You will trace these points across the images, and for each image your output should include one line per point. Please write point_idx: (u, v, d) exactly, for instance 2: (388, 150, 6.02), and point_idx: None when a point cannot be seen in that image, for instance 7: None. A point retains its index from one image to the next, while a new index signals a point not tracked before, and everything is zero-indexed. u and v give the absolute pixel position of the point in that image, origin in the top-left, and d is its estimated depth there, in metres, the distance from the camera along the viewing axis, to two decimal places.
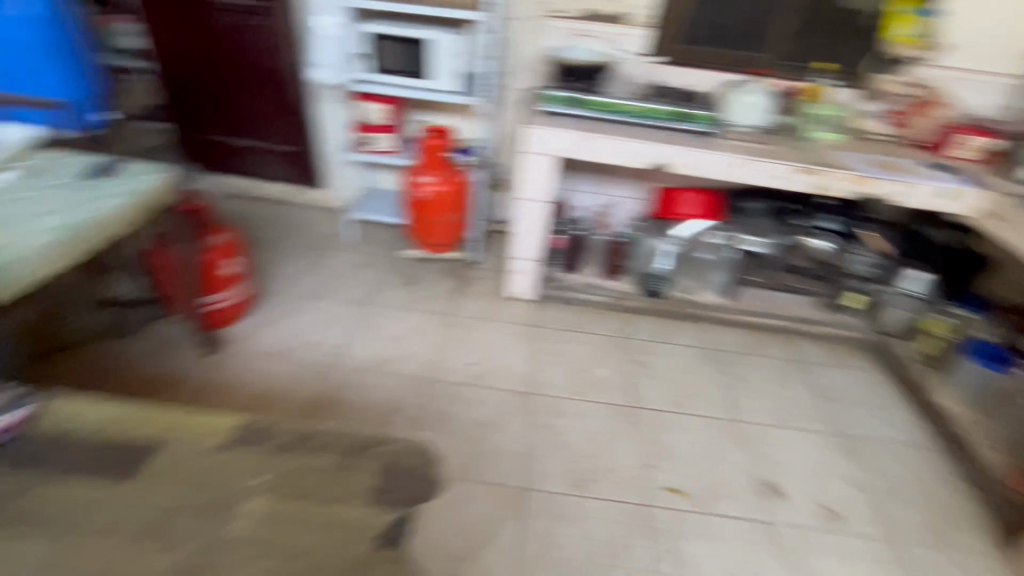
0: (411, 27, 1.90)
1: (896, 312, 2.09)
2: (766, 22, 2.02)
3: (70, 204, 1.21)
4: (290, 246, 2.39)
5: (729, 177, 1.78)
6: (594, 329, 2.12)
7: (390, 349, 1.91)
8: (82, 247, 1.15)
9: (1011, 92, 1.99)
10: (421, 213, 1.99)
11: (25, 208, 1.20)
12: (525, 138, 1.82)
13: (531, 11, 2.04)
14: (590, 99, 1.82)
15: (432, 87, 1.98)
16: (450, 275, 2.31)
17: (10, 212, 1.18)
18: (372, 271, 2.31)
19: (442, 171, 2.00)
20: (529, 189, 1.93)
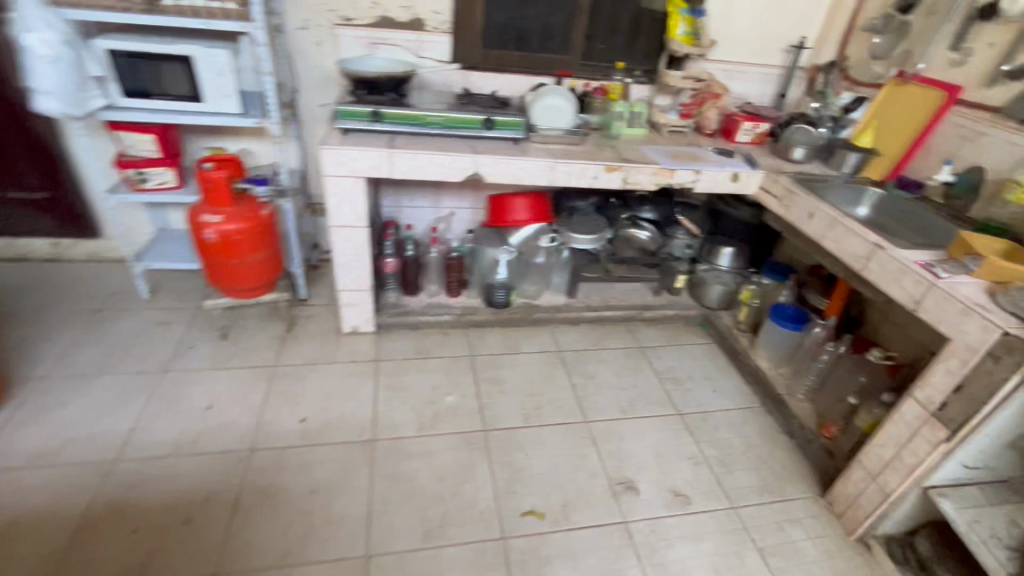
0: (167, 42, 1.60)
1: (717, 287, 2.26)
2: (561, 25, 2.06)
3: None
4: (59, 315, 1.94)
5: (544, 182, 1.78)
6: (440, 353, 2.01)
7: (199, 423, 1.61)
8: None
9: (772, 81, 2.26)
10: (217, 255, 1.69)
11: None
12: (323, 160, 1.61)
13: (317, 19, 1.86)
14: (389, 112, 1.69)
15: (210, 109, 1.71)
16: (274, 319, 2.05)
17: None
18: (176, 329, 1.96)
19: (232, 208, 1.67)
20: (338, 215, 1.73)
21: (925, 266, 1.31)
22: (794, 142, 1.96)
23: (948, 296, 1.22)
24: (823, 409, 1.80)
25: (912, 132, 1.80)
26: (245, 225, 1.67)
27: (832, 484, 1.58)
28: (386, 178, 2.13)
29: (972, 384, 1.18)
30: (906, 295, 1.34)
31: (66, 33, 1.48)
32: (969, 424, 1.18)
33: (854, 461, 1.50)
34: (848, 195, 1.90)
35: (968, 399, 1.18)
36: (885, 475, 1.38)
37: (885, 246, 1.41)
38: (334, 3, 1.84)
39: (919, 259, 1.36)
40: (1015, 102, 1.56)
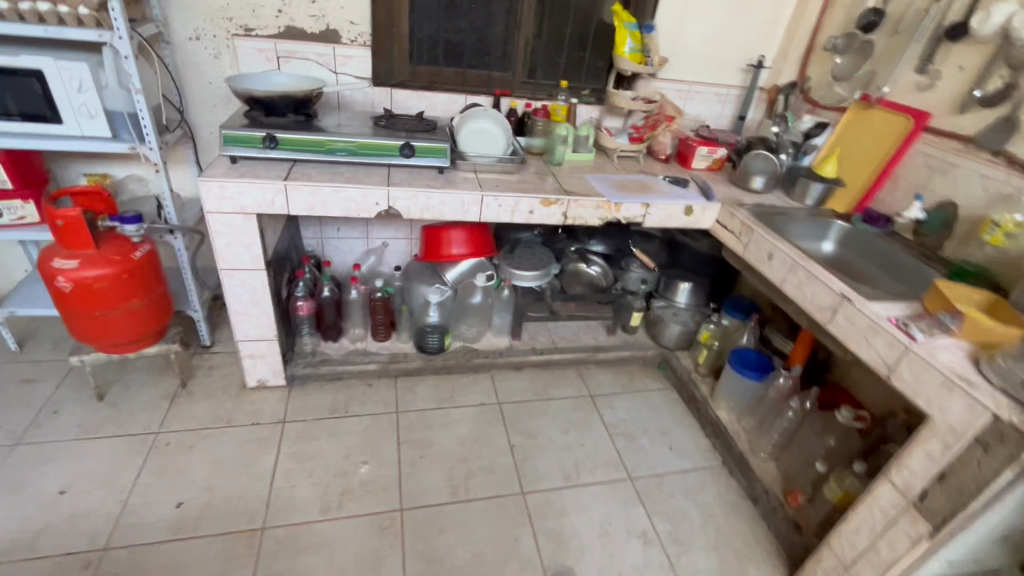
0: (10, 53, 1.32)
1: (675, 326, 2.05)
2: (498, 38, 1.86)
3: None
4: None
5: (473, 217, 1.55)
6: (360, 410, 1.74)
7: (45, 514, 1.31)
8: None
9: (730, 102, 2.09)
10: (78, 307, 1.41)
11: None
12: (201, 193, 1.35)
13: (210, 28, 1.60)
14: (287, 137, 1.43)
15: (71, 132, 1.43)
16: (167, 373, 1.76)
17: None
18: (42, 388, 1.65)
19: (93, 250, 1.39)
20: (227, 257, 1.47)
21: (900, 324, 1.12)
22: (754, 170, 1.79)
23: (926, 364, 1.03)
24: (790, 471, 1.60)
25: (880, 161, 1.64)
26: (110, 271, 1.40)
27: (800, 567, 1.38)
28: (294, 218, 1.87)
29: (956, 473, 0.98)
30: (877, 358, 1.14)
31: None
32: (955, 522, 0.98)
33: (823, 544, 1.29)
34: (813, 229, 1.71)
35: (952, 491, 0.98)
36: (859, 568, 1.18)
37: (853, 297, 1.22)
38: (230, 10, 1.59)
39: (890, 313, 1.17)
40: (987, 132, 1.40)
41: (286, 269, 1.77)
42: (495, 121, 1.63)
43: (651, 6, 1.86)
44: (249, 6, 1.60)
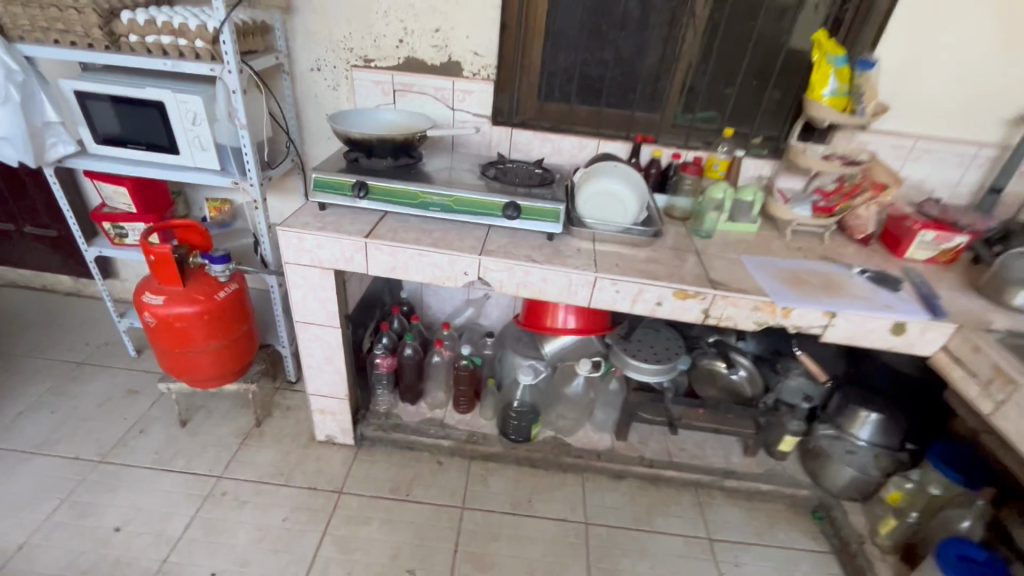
0: (139, 85, 1.32)
1: (846, 469, 1.48)
2: (648, 72, 1.50)
3: None
4: (39, 364, 1.77)
5: (581, 301, 1.22)
6: (423, 495, 1.50)
7: (94, 553, 1.28)
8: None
9: (978, 166, 1.46)
10: (164, 342, 1.38)
11: None
12: (281, 242, 1.22)
13: (331, 58, 1.50)
14: (378, 184, 1.25)
15: (185, 163, 1.41)
16: (247, 408, 1.70)
17: None
18: (141, 401, 1.68)
19: (180, 287, 1.34)
20: (303, 310, 1.33)
21: None
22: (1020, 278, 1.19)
23: None
24: None
25: None
26: (192, 311, 1.34)
27: None
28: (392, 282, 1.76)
29: None
30: None
31: (13, 69, 1.24)
32: None
33: None
34: None
35: None
36: None
37: None
38: (352, 40, 1.47)
39: None
40: None
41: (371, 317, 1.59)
42: (627, 178, 1.29)
43: (869, 34, 1.35)
44: (371, 36, 1.47)
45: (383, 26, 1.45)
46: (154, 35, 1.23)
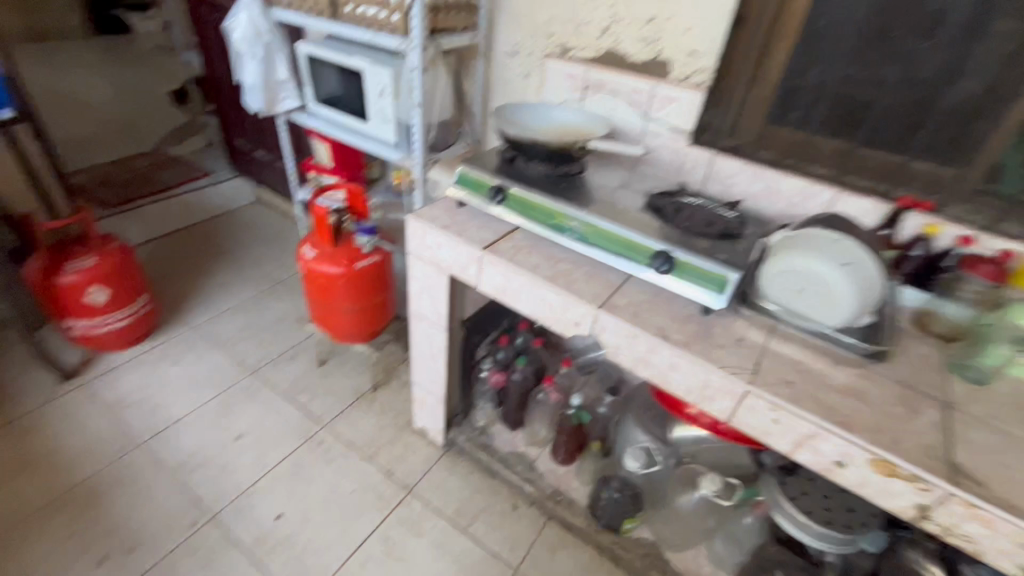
0: (350, 53, 1.39)
1: None
2: (957, 105, 0.97)
3: None
4: (256, 273, 2.16)
5: (715, 410, 0.87)
6: (482, 534, 1.35)
7: (215, 449, 1.49)
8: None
9: None
10: (311, 293, 1.50)
11: None
12: (408, 232, 1.17)
13: (530, 43, 1.37)
14: (517, 193, 1.08)
15: (370, 132, 1.46)
16: (373, 369, 1.78)
17: None
18: (303, 330, 1.91)
19: (331, 248, 1.42)
20: (418, 303, 1.28)
21: None
22: None
23: None
24: None
25: None
26: (332, 272, 1.41)
27: None
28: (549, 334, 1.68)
29: None
30: None
31: (265, 30, 1.44)
32: None
33: None
34: None
35: None
36: None
37: None
38: (554, 25, 1.30)
39: None
40: None
41: (494, 327, 1.47)
42: (851, 270, 0.84)
43: None
44: (575, 22, 1.27)
45: (590, 11, 1.24)
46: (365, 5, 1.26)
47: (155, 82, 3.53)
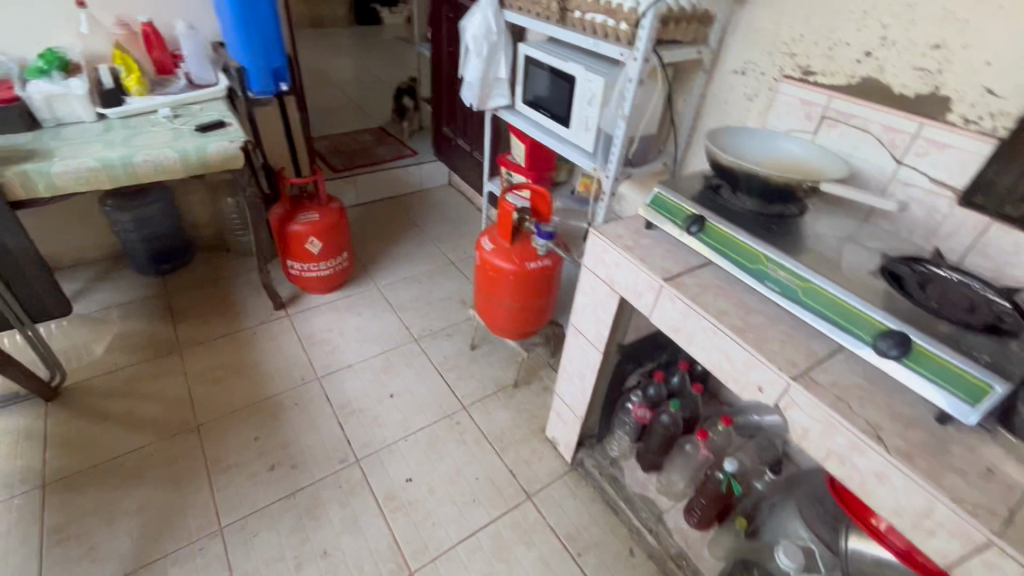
0: (568, 58, 1.40)
1: None
2: None
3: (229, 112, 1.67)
4: (434, 250, 2.35)
5: (931, 549, 0.67)
6: (591, 569, 1.28)
7: (372, 400, 1.66)
8: (113, 176, 1.39)
9: None
10: (480, 282, 1.57)
11: (221, 107, 1.69)
12: (587, 246, 1.15)
13: (764, 62, 1.22)
14: (716, 226, 0.98)
15: (570, 138, 1.46)
16: (518, 366, 1.81)
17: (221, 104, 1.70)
18: (463, 312, 2.03)
19: (507, 244, 1.47)
20: (580, 318, 1.25)
21: None
22: None
23: None
24: None
25: None
26: (503, 267, 1.45)
27: None
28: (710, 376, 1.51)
29: None
30: None
31: (493, 31, 1.52)
32: None
33: None
34: None
35: None
36: None
37: None
38: (800, 44, 1.14)
39: None
40: None
41: (652, 359, 1.37)
42: None
43: None
44: (829, 41, 1.09)
45: (853, 31, 1.05)
46: (594, 13, 1.25)
47: (390, 69, 4.08)
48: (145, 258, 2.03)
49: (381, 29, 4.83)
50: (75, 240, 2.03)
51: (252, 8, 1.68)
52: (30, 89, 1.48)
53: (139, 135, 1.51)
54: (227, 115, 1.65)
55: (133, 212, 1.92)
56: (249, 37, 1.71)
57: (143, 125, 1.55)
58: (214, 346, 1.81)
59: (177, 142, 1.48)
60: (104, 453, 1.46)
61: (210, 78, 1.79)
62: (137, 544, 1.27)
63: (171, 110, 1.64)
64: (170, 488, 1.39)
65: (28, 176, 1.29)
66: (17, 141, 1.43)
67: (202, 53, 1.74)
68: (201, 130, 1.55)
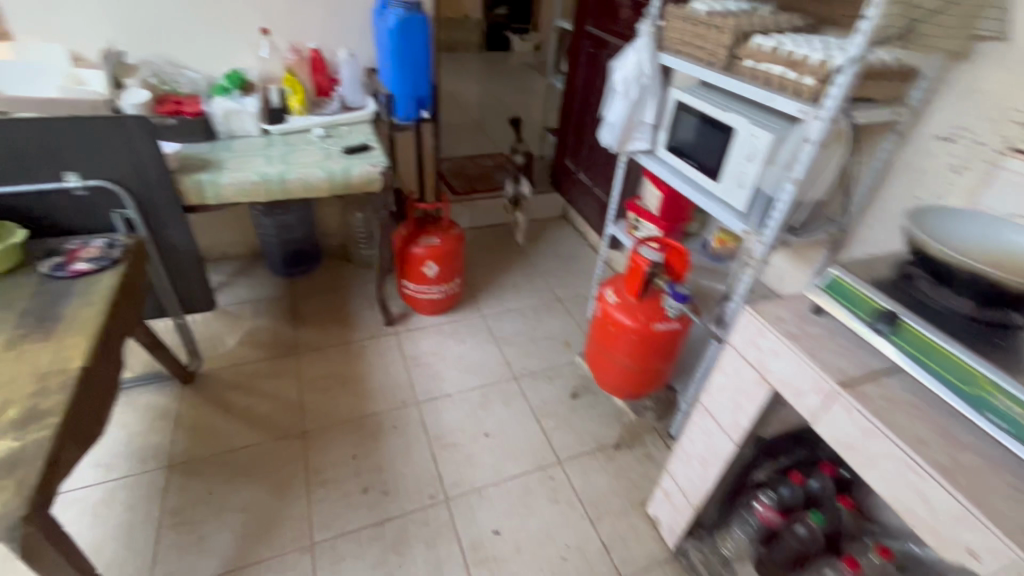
0: (727, 108, 1.28)
1: None
2: None
3: (372, 136, 1.74)
4: (542, 284, 2.29)
5: None
6: None
7: (466, 435, 1.62)
8: (269, 190, 1.49)
9: None
10: (596, 334, 1.47)
11: (365, 130, 1.78)
12: (737, 323, 1.01)
13: (982, 129, 1.02)
14: (913, 327, 0.81)
15: (718, 193, 1.33)
16: (621, 424, 1.68)
17: (366, 128, 1.79)
18: (566, 355, 1.94)
19: (633, 300, 1.36)
20: (713, 399, 1.11)
21: None
22: None
23: None
24: None
25: None
26: (626, 324, 1.34)
27: None
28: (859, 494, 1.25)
29: None
30: None
31: (645, 73, 1.44)
32: None
33: None
34: None
35: None
36: None
37: None
38: None
39: None
40: None
41: (787, 454, 1.22)
42: None
43: None
44: None
45: None
46: (770, 63, 1.13)
47: (514, 96, 4.17)
48: (280, 260, 2.19)
49: (508, 56, 4.97)
50: (225, 237, 2.24)
51: (407, 39, 1.74)
52: (213, 105, 1.65)
53: (293, 153, 1.62)
54: (370, 139, 1.73)
55: (276, 219, 2.08)
56: (401, 66, 1.79)
57: (298, 144, 1.67)
58: (326, 354, 1.88)
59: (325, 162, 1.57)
60: (222, 444, 1.55)
61: (360, 101, 1.90)
62: (238, 543, 1.32)
63: (324, 131, 1.75)
64: (272, 492, 1.44)
65: (201, 184, 1.42)
66: (196, 151, 1.59)
67: (357, 78, 1.85)
68: (347, 152, 1.63)
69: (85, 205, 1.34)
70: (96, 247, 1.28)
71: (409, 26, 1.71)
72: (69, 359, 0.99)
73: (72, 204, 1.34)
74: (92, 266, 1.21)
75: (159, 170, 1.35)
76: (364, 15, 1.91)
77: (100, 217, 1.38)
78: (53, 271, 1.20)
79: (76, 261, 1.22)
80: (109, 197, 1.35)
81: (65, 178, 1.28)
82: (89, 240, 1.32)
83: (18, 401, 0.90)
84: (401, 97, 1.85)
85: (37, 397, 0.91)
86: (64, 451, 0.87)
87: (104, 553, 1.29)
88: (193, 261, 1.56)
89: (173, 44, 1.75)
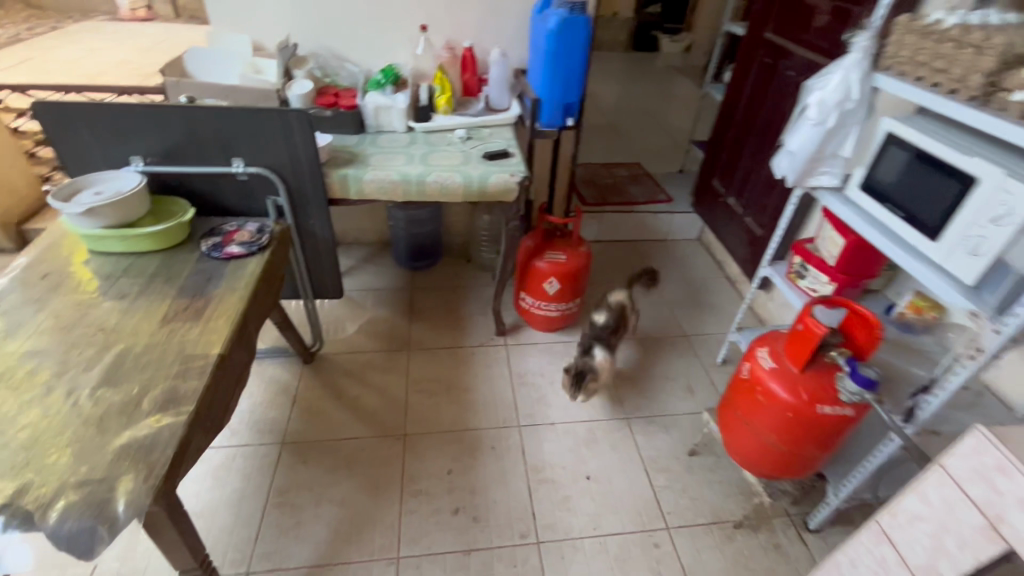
0: (967, 151, 1.00)
1: None
2: None
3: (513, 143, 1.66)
4: (668, 315, 2.08)
5: None
6: None
7: (567, 473, 1.50)
8: (407, 190, 1.47)
9: None
10: (736, 398, 1.26)
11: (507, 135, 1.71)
12: (963, 441, 0.75)
13: None
14: None
15: (932, 255, 1.05)
16: (745, 500, 1.44)
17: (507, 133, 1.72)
18: (687, 403, 1.73)
19: (794, 369, 1.13)
20: (898, 523, 0.85)
21: None
22: None
23: None
24: None
25: None
26: (781, 397, 1.12)
27: None
28: None
29: None
30: None
31: (851, 96, 1.17)
32: None
33: None
34: None
35: None
36: None
37: None
38: None
39: None
40: None
41: None
42: None
43: None
44: None
45: None
46: None
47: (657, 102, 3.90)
48: (405, 252, 2.23)
49: (655, 57, 4.68)
50: (360, 223, 2.33)
51: (565, 41, 1.63)
52: (367, 99, 1.67)
53: (434, 153, 1.59)
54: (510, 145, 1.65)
55: (407, 213, 2.11)
56: (555, 70, 1.68)
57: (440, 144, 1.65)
58: (436, 356, 1.87)
59: (463, 167, 1.52)
60: (329, 431, 1.59)
61: (505, 103, 1.83)
62: (330, 538, 1.33)
63: (466, 132, 1.71)
64: (368, 491, 1.44)
65: (347, 178, 1.45)
66: (346, 143, 1.63)
67: (506, 79, 1.79)
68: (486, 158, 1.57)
69: (244, 190, 1.43)
70: (248, 231, 1.34)
71: (568, 28, 1.60)
72: (212, 342, 1.03)
73: (234, 188, 1.42)
74: (240, 250, 1.27)
75: (311, 163, 1.38)
76: (523, 14, 1.84)
77: (256, 202, 1.45)
78: (208, 249, 1.28)
79: (230, 243, 1.30)
80: (265, 184, 1.42)
81: (231, 164, 1.37)
82: (245, 223, 1.40)
83: (165, 377, 0.95)
84: (549, 103, 1.75)
85: (181, 377, 0.95)
86: (196, 436, 0.89)
87: (217, 517, 1.37)
88: (329, 251, 1.61)
89: (341, 37, 1.82)
